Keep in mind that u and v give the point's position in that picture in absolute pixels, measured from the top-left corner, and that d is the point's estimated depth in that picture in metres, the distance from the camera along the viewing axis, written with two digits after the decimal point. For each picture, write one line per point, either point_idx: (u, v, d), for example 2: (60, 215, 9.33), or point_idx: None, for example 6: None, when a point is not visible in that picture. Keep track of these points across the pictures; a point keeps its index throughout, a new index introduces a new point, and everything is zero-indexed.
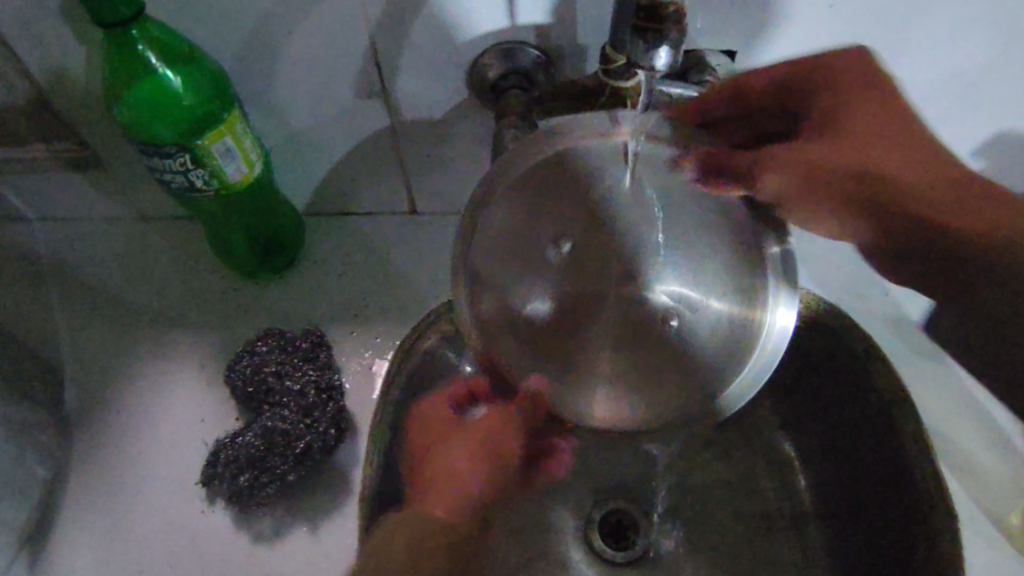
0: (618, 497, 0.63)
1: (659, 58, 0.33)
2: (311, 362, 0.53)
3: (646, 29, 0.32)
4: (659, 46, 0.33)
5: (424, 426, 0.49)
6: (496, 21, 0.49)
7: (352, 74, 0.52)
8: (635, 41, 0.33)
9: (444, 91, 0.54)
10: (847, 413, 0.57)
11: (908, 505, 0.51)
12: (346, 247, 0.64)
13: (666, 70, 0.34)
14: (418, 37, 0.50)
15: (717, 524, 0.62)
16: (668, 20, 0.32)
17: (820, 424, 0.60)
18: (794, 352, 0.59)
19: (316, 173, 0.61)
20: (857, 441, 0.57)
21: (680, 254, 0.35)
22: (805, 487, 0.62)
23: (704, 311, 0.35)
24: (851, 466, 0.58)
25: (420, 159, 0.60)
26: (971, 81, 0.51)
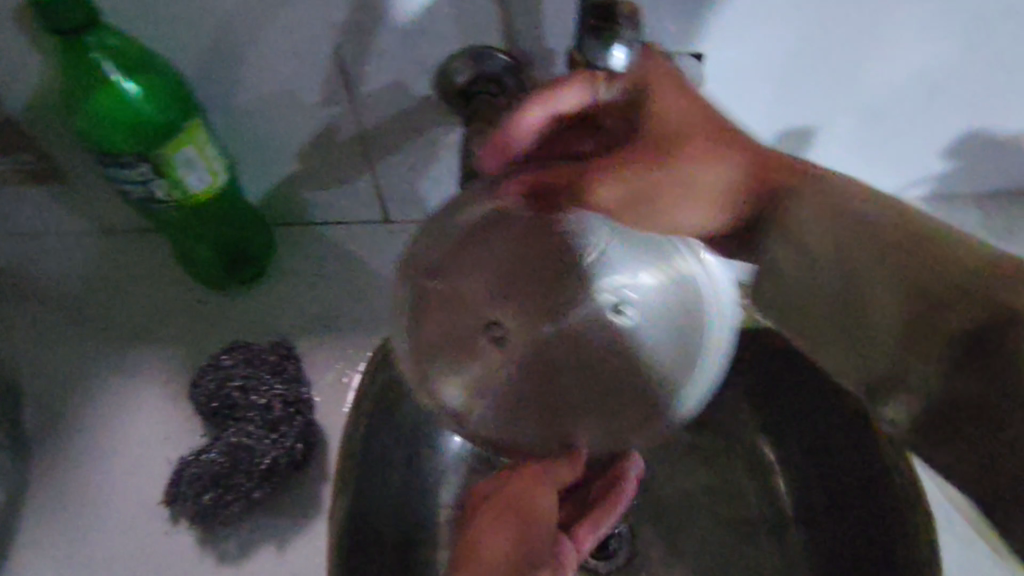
0: None
1: (615, 57, 0.35)
2: (278, 376, 0.52)
3: (601, 29, 0.35)
4: (614, 46, 0.35)
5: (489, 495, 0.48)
6: (464, 25, 0.48)
7: (316, 79, 0.51)
8: (591, 41, 0.35)
9: (412, 96, 0.53)
10: (826, 413, 0.56)
11: (884, 505, 0.51)
12: (318, 258, 0.62)
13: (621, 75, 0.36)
14: (384, 42, 0.49)
15: (698, 531, 0.61)
16: (621, 23, 0.35)
17: (799, 427, 0.60)
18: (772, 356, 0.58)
19: (284, 182, 0.60)
20: (836, 443, 0.56)
21: (617, 259, 0.44)
22: (785, 492, 0.61)
23: (642, 306, 0.44)
24: (830, 470, 0.57)
25: (390, 166, 0.59)
26: None
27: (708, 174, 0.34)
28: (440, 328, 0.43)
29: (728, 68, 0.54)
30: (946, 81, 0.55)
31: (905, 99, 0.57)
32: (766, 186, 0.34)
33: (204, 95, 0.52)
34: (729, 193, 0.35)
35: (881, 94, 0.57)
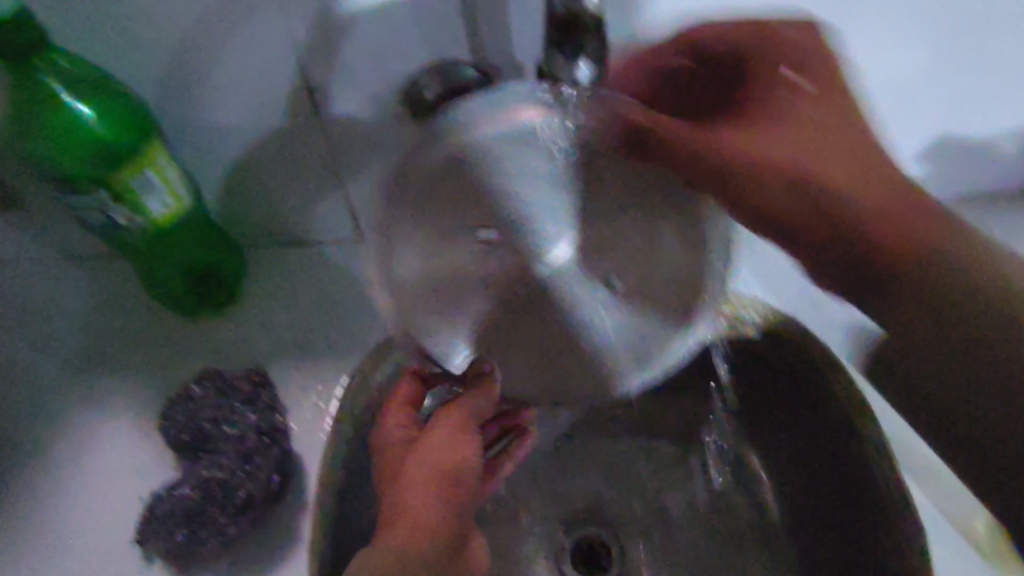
0: (588, 522, 0.61)
1: None
2: (252, 404, 0.50)
3: None
4: None
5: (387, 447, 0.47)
6: (429, 40, 0.48)
7: (281, 98, 0.50)
8: None
9: (380, 112, 0.52)
10: (808, 425, 0.56)
11: (868, 509, 0.51)
12: (293, 279, 0.61)
13: None
14: (349, 58, 0.48)
15: (688, 541, 0.60)
16: None
17: (782, 434, 0.60)
18: (754, 361, 0.58)
19: (253, 203, 0.58)
20: (819, 453, 0.56)
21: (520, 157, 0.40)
22: (772, 500, 0.61)
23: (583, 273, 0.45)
24: (816, 480, 0.57)
25: (362, 183, 0.58)
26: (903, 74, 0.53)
27: (779, 155, 0.41)
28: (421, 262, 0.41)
29: None
30: None
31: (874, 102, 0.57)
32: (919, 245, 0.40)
33: (165, 118, 0.50)
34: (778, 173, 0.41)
35: None
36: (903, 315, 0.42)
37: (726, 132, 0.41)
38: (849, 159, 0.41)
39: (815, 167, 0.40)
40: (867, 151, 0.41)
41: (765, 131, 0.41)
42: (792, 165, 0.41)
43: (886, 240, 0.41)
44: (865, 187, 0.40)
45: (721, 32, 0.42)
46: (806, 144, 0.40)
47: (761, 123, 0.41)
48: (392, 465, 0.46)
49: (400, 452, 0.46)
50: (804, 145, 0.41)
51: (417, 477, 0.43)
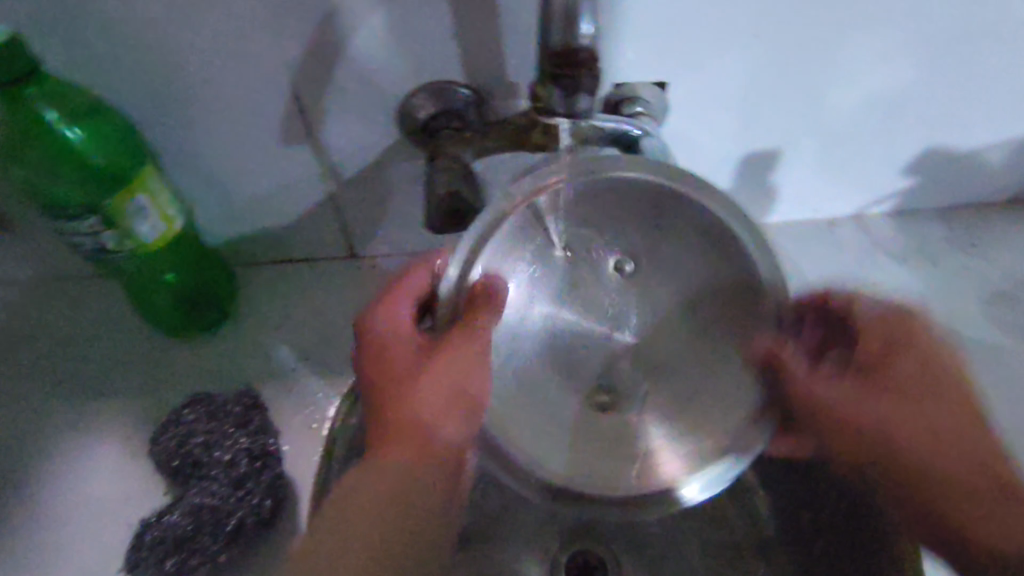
0: (584, 539, 0.61)
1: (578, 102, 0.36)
2: (244, 428, 0.50)
3: (561, 74, 0.35)
4: (575, 90, 0.35)
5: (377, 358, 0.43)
6: (423, 61, 0.48)
7: (275, 119, 0.50)
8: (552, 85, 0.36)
9: (374, 133, 0.52)
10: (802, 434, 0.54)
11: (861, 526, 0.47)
12: (285, 300, 0.60)
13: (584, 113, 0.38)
14: (343, 80, 0.48)
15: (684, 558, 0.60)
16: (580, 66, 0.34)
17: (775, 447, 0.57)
18: None
19: (245, 222, 0.58)
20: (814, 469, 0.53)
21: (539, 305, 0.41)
22: (766, 516, 0.59)
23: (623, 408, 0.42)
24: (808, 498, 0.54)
25: (355, 203, 0.57)
26: (886, 98, 0.56)
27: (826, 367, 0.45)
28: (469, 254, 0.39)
29: (691, 94, 0.54)
30: (903, 100, 0.56)
31: (865, 120, 0.58)
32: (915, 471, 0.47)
33: (157, 140, 0.50)
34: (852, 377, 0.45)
35: (842, 118, 0.57)
36: (899, 452, 0.47)
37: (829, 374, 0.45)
38: (908, 397, 0.45)
39: (894, 421, 0.46)
40: (901, 422, 0.46)
41: (826, 380, 0.45)
42: (842, 411, 0.46)
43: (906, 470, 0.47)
44: (944, 457, 0.46)
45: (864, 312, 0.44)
46: (887, 407, 0.46)
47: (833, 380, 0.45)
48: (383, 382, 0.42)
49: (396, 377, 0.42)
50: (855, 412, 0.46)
51: (419, 416, 0.41)
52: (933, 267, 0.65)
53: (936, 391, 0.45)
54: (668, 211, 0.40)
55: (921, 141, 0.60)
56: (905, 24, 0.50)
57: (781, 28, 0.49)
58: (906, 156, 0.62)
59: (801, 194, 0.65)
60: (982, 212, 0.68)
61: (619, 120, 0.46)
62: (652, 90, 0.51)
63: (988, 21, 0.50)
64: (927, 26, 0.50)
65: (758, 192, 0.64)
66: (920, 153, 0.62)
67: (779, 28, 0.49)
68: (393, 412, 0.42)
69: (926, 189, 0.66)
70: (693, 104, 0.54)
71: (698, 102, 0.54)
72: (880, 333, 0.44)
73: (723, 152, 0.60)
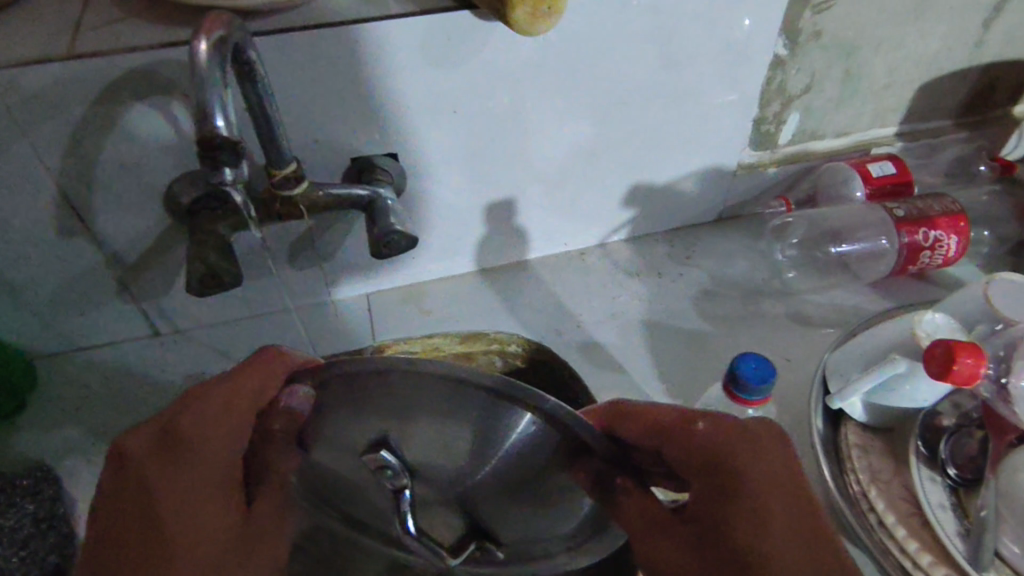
0: None
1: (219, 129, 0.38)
2: (33, 496, 0.56)
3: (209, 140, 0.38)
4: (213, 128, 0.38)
5: (204, 412, 0.48)
6: (175, 157, 0.57)
7: (48, 220, 0.58)
8: (208, 152, 0.38)
9: (145, 220, 0.61)
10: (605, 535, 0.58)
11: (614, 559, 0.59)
12: (88, 383, 0.69)
13: (228, 136, 0.38)
14: (106, 178, 0.57)
15: None
16: (210, 128, 0.38)
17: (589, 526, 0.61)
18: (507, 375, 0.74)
19: (38, 309, 0.65)
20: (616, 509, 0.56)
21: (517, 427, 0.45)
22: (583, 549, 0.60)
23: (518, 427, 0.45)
24: None
25: (143, 282, 0.66)
26: (587, 150, 0.71)
27: (661, 544, 0.48)
28: (211, 455, 0.48)
29: (420, 158, 0.66)
30: (595, 148, 0.71)
31: (573, 164, 0.72)
32: (774, 518, 0.45)
33: None
34: (682, 539, 0.48)
35: (552, 165, 0.71)
36: None
37: (633, 495, 0.49)
38: (650, 524, 0.48)
39: (715, 547, 0.46)
40: (753, 513, 0.45)
41: (654, 539, 0.49)
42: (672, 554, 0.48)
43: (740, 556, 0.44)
44: (756, 528, 0.45)
45: (698, 505, 0.48)
46: (744, 530, 0.45)
47: (667, 523, 0.48)
48: (166, 464, 0.47)
49: (223, 399, 0.49)
50: (713, 542, 0.46)
51: (198, 460, 0.48)
52: (658, 277, 0.78)
53: (734, 492, 0.46)
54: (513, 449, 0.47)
55: (626, 179, 0.75)
56: (567, 93, 0.65)
57: (470, 99, 0.63)
58: (620, 190, 0.76)
59: (546, 231, 0.78)
60: (697, 231, 0.83)
61: (351, 188, 0.59)
62: (389, 160, 0.65)
63: (633, 86, 0.66)
64: (590, 89, 0.65)
65: (507, 234, 0.77)
66: (629, 187, 0.76)
67: (470, 105, 0.63)
68: (167, 477, 0.47)
69: (646, 216, 0.81)
70: (424, 172, 0.67)
71: (429, 170, 0.67)
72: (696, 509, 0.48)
73: (468, 205, 0.72)
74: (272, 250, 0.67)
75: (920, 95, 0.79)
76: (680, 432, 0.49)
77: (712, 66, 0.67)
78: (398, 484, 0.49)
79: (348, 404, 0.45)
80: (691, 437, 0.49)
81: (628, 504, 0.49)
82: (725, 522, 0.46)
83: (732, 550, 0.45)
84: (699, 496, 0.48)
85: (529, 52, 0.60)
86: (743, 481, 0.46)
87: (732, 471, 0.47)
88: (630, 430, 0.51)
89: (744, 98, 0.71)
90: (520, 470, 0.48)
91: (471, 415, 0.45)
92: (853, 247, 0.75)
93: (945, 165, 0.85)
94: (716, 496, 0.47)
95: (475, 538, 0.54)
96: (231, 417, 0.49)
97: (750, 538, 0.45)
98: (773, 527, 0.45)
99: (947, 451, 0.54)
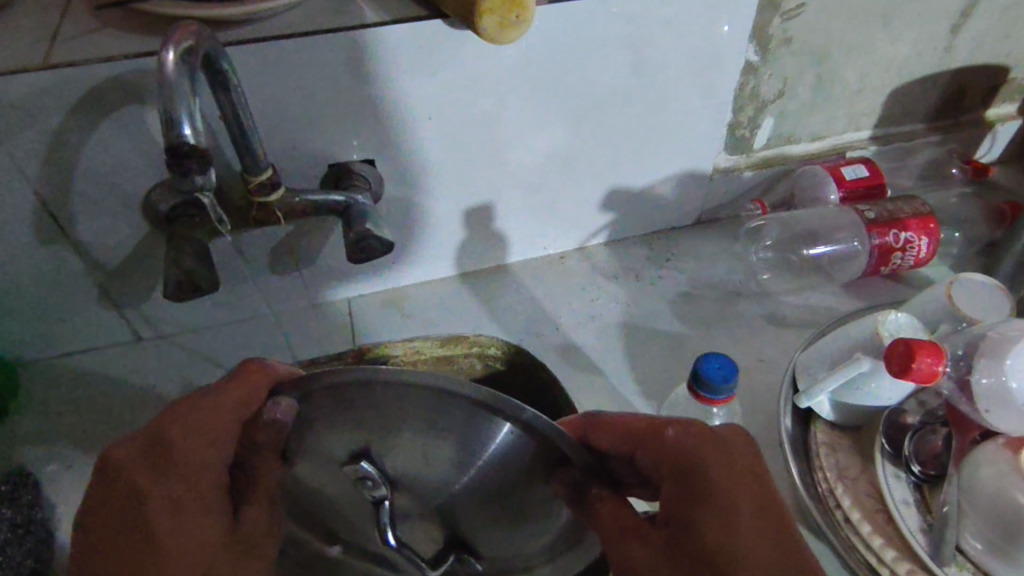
0: None
1: (186, 138, 0.39)
2: (11, 502, 0.57)
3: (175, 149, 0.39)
4: (181, 137, 0.39)
5: (189, 419, 0.48)
6: (152, 165, 0.58)
7: (27, 227, 0.59)
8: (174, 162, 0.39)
9: (123, 227, 0.61)
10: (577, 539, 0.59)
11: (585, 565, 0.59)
12: (70, 389, 0.69)
13: (196, 144, 0.40)
14: (84, 185, 0.57)
15: None
16: (177, 138, 0.39)
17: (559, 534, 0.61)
18: (486, 378, 0.74)
19: (18, 316, 0.65)
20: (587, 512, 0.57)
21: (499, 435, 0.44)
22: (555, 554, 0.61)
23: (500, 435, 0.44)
24: None
25: (123, 288, 0.66)
26: (563, 154, 0.72)
27: (634, 551, 0.47)
28: (196, 462, 0.47)
29: (397, 164, 0.67)
30: (571, 152, 0.72)
31: (550, 168, 0.73)
32: (742, 515, 0.45)
33: None
34: (655, 544, 0.47)
35: (529, 170, 0.72)
36: None
37: (609, 503, 0.47)
38: (623, 530, 0.47)
39: (686, 548, 0.45)
40: (722, 511, 0.45)
41: (628, 547, 0.47)
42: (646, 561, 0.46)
43: (712, 556, 0.44)
44: (724, 526, 0.45)
45: (669, 506, 0.47)
46: (714, 529, 0.44)
47: (639, 528, 0.47)
48: (150, 471, 0.47)
49: (207, 407, 0.48)
50: (685, 544, 0.45)
51: (181, 467, 0.47)
52: (636, 280, 0.79)
53: (704, 490, 0.46)
54: (494, 463, 0.46)
55: (603, 183, 0.76)
56: (541, 99, 0.66)
57: (444, 105, 0.63)
58: (598, 194, 0.77)
59: (525, 235, 0.79)
60: (675, 234, 0.84)
61: (326, 193, 0.60)
62: (365, 166, 0.66)
63: (606, 91, 0.67)
64: (564, 94, 0.66)
65: (486, 238, 0.77)
66: (606, 191, 0.77)
67: (445, 111, 0.64)
68: (151, 484, 0.46)
69: (624, 220, 0.82)
70: (400, 178, 0.68)
71: (406, 176, 0.68)
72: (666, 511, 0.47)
73: (446, 210, 0.73)
74: (251, 257, 0.68)
75: (892, 99, 0.80)
76: (650, 436, 0.50)
77: (684, 71, 0.68)
78: (377, 494, 0.50)
79: (329, 415, 0.45)
80: (661, 437, 0.49)
81: (604, 512, 0.47)
82: (695, 521, 0.45)
83: (702, 550, 0.44)
84: (670, 497, 0.47)
85: (502, 59, 0.61)
86: (712, 479, 0.46)
87: (701, 468, 0.47)
88: (600, 437, 0.52)
89: (718, 103, 0.72)
90: (499, 482, 0.48)
91: (444, 433, 0.44)
92: (826, 249, 0.76)
93: (920, 168, 0.87)
94: (685, 496, 0.46)
95: (453, 550, 0.56)
96: (216, 425, 0.48)
97: (718, 537, 0.44)
98: (742, 525, 0.45)
99: (911, 449, 0.55)
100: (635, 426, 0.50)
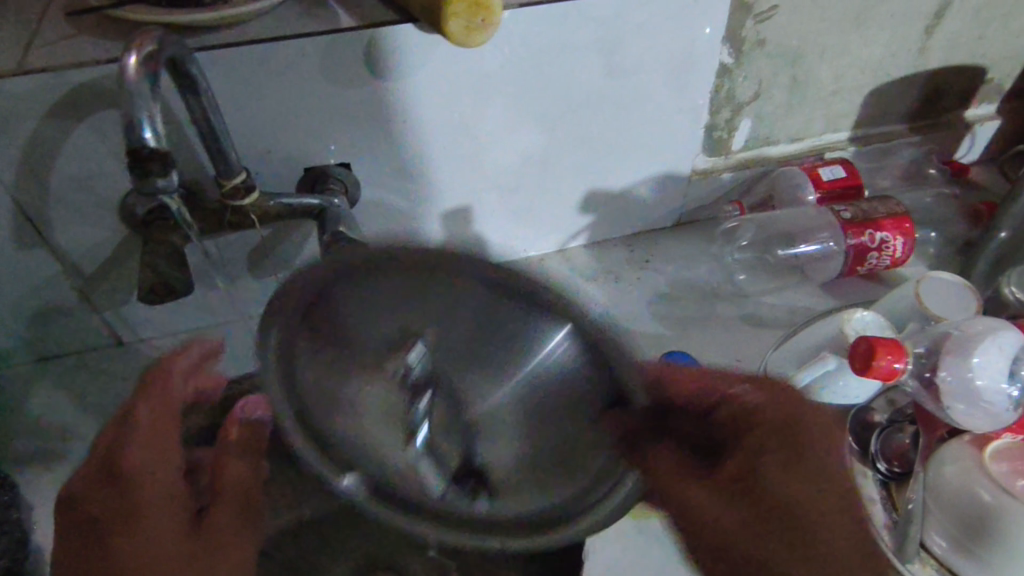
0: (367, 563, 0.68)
1: (148, 139, 0.40)
2: None
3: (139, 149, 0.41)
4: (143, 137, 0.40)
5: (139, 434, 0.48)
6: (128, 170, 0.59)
7: (5, 232, 0.59)
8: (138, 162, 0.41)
9: (101, 231, 0.62)
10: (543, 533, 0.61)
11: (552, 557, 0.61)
12: (52, 392, 0.70)
13: (158, 143, 0.41)
14: (61, 190, 0.58)
15: None
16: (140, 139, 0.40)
17: None
18: None
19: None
20: None
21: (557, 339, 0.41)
22: None
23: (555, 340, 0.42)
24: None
25: (103, 292, 0.67)
26: (540, 156, 0.73)
27: (696, 496, 0.40)
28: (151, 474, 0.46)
29: (373, 168, 0.68)
30: (548, 155, 0.73)
31: (528, 170, 0.73)
32: (829, 479, 0.41)
33: None
34: (723, 495, 0.41)
35: (507, 171, 0.73)
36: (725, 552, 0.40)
37: (663, 452, 0.40)
38: (684, 475, 0.41)
39: (763, 512, 0.40)
40: (810, 476, 0.41)
41: (687, 492, 0.40)
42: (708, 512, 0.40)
43: (787, 523, 0.40)
44: (808, 492, 0.40)
45: (751, 459, 0.41)
46: (800, 490, 0.40)
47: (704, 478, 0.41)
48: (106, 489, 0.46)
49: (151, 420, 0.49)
50: (762, 505, 0.40)
51: (135, 480, 0.46)
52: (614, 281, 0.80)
53: (792, 446, 0.41)
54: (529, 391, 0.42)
55: (581, 184, 0.77)
56: (517, 101, 0.67)
57: (418, 108, 0.64)
58: (576, 195, 0.78)
59: (504, 236, 0.80)
60: (654, 235, 0.85)
61: (302, 197, 0.61)
62: (342, 170, 0.66)
63: (582, 92, 0.68)
64: (540, 96, 0.67)
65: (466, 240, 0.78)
66: (585, 192, 0.78)
67: (419, 115, 0.65)
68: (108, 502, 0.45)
69: (604, 221, 0.82)
70: (377, 182, 0.69)
71: (383, 179, 0.69)
72: (741, 464, 0.41)
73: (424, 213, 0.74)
74: (230, 261, 0.69)
75: (870, 100, 0.81)
76: (735, 392, 0.44)
77: (660, 73, 0.69)
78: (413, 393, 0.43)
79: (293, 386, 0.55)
80: (765, 388, 0.43)
81: (662, 457, 0.40)
82: (778, 480, 0.40)
83: (785, 517, 0.40)
84: (751, 447, 0.41)
85: (477, 60, 0.62)
86: (803, 436, 0.42)
87: (792, 422, 0.42)
88: (673, 387, 0.44)
89: (695, 104, 0.73)
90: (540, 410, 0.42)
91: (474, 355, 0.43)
92: (803, 249, 0.77)
93: (898, 168, 0.87)
94: (769, 450, 0.41)
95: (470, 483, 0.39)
96: (160, 437, 0.48)
97: (799, 505, 0.40)
98: (826, 495, 0.41)
99: (877, 447, 0.56)
100: (707, 378, 0.45)
